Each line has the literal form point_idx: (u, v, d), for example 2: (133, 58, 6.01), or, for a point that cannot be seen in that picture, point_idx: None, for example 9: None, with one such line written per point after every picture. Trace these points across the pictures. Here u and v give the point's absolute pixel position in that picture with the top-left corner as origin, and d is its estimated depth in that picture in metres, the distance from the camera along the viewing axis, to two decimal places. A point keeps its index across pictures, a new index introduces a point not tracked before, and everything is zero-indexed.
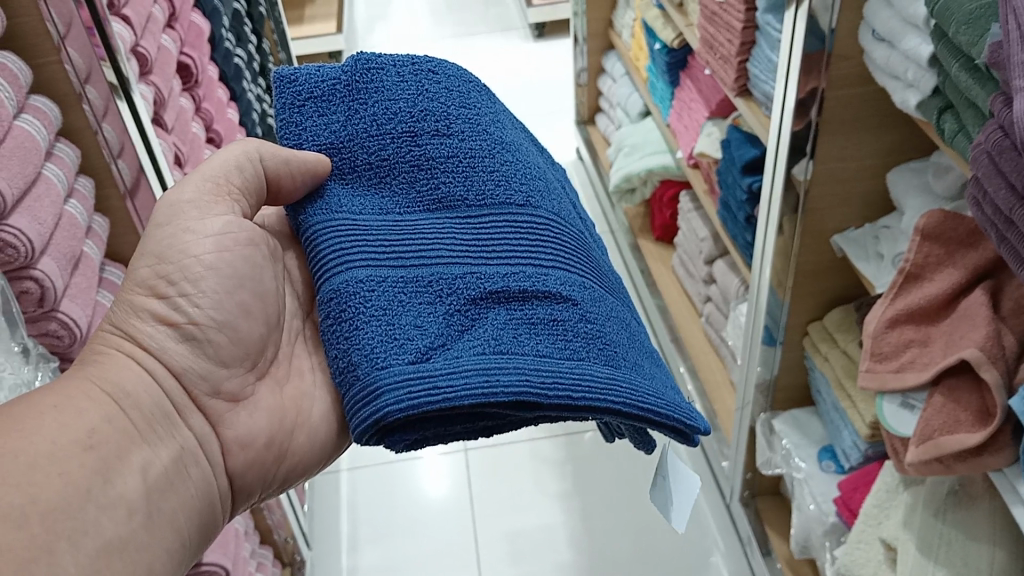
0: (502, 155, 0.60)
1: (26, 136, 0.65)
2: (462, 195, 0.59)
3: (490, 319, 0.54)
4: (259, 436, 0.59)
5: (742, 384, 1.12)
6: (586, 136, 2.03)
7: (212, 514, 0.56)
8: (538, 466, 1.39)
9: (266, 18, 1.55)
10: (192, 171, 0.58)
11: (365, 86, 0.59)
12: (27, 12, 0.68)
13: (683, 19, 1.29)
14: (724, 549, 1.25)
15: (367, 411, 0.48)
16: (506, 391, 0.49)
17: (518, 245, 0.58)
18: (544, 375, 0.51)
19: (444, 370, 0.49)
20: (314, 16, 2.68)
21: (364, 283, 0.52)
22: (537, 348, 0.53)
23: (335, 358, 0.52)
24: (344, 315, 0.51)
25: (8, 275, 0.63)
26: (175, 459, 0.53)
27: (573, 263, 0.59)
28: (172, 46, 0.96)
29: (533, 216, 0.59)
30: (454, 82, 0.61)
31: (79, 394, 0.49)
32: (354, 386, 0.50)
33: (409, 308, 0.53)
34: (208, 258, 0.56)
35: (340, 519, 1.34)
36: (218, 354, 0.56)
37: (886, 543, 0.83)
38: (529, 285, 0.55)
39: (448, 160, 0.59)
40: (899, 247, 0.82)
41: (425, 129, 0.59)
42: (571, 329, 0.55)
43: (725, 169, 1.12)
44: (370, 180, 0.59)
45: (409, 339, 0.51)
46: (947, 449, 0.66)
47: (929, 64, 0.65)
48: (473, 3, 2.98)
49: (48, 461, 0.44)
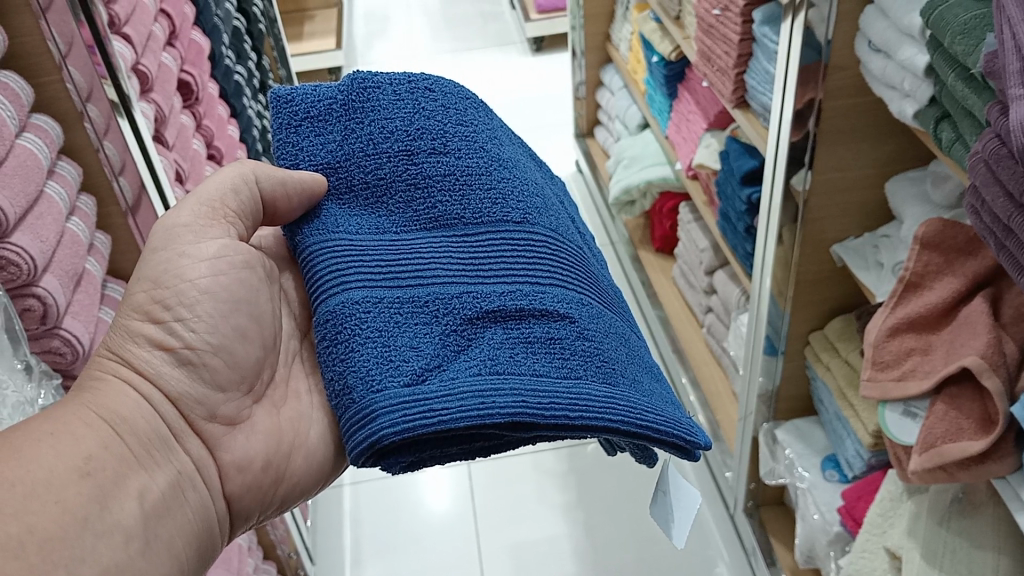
0: (499, 171, 0.60)
1: (28, 153, 0.66)
2: (458, 213, 0.59)
3: (486, 338, 0.54)
4: (256, 459, 0.59)
5: (744, 395, 1.12)
6: (585, 149, 2.04)
7: (211, 538, 0.56)
8: (541, 478, 1.39)
9: (264, 34, 1.56)
10: (190, 194, 0.59)
11: (361, 105, 0.59)
12: (28, 31, 0.68)
13: (680, 31, 1.30)
14: (728, 560, 1.24)
15: (362, 434, 0.48)
16: (501, 414, 0.49)
17: (515, 263, 0.58)
18: (540, 397, 0.51)
19: (439, 392, 0.49)
20: (312, 33, 2.70)
21: (359, 305, 0.53)
22: (534, 367, 0.53)
23: (331, 380, 0.52)
24: (340, 337, 0.52)
25: (11, 292, 0.63)
26: (172, 484, 0.53)
27: (571, 280, 0.60)
28: (172, 64, 0.97)
29: (530, 233, 0.59)
30: (451, 99, 0.62)
31: (75, 420, 0.49)
32: (350, 409, 0.50)
33: (404, 329, 0.53)
34: (204, 283, 0.56)
35: (342, 535, 1.34)
36: (215, 378, 0.57)
37: (891, 551, 0.83)
38: (526, 304, 0.56)
39: (443, 179, 0.59)
40: (898, 255, 0.82)
41: (421, 147, 0.59)
42: (569, 348, 0.55)
43: (724, 180, 1.13)
44: (366, 200, 0.59)
45: (404, 360, 0.51)
46: (949, 457, 0.66)
47: (925, 74, 0.65)
48: (470, 18, 3.01)
49: (44, 489, 0.44)
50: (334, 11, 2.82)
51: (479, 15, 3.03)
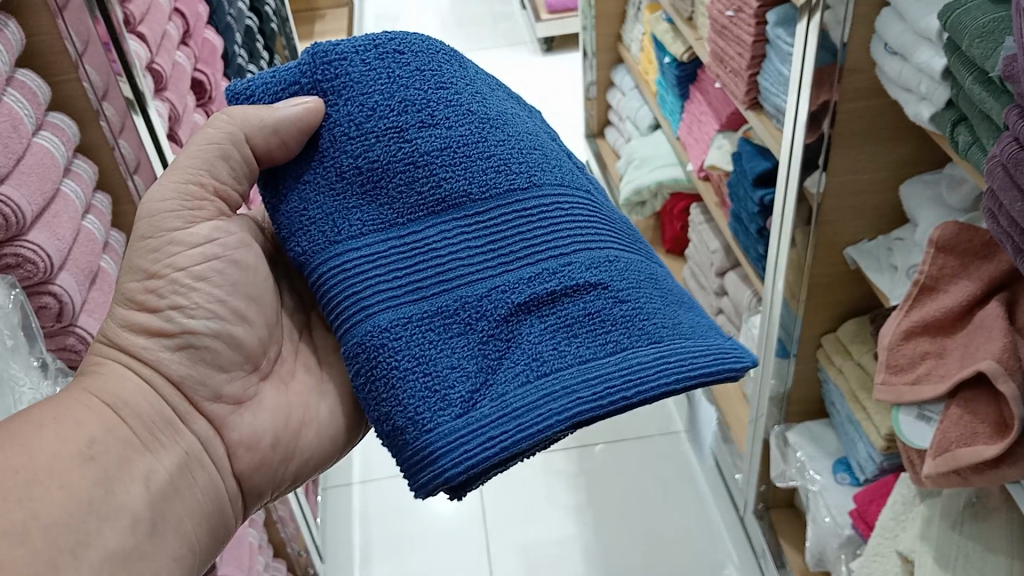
0: (494, 131, 0.55)
1: (45, 152, 0.66)
2: (465, 190, 0.53)
3: (523, 335, 0.52)
4: (265, 437, 0.59)
5: (755, 397, 1.11)
6: (597, 150, 2.04)
7: (222, 519, 0.56)
8: (550, 479, 1.39)
9: (277, 34, 1.57)
10: (184, 149, 0.56)
11: (331, 82, 0.53)
12: (45, 30, 0.69)
13: (693, 32, 1.30)
14: (738, 561, 1.24)
15: (426, 477, 0.48)
16: (559, 418, 0.49)
17: (534, 240, 0.53)
18: (592, 386, 0.49)
19: (493, 417, 0.49)
20: (323, 32, 2.71)
21: (390, 328, 0.50)
22: (579, 355, 0.51)
23: (380, 417, 0.51)
24: (375, 372, 0.50)
25: (27, 290, 0.63)
26: (179, 466, 0.53)
27: (593, 231, 0.55)
28: (185, 63, 0.98)
29: (541, 199, 0.54)
30: (423, 56, 0.55)
31: (77, 406, 0.50)
32: (408, 450, 0.49)
33: (438, 347, 0.51)
34: (196, 270, 0.55)
35: (351, 535, 1.34)
36: (216, 359, 0.56)
37: (903, 555, 0.83)
38: (555, 284, 0.52)
39: (442, 152, 0.53)
40: (913, 258, 0.81)
41: (409, 121, 0.53)
42: (608, 320, 0.52)
43: (737, 181, 1.13)
44: (365, 189, 0.53)
45: (447, 387, 0.50)
46: (964, 461, 0.66)
47: (942, 77, 0.65)
48: (481, 18, 3.01)
49: (48, 475, 0.44)
50: (345, 11, 2.85)
51: (490, 15, 3.03)
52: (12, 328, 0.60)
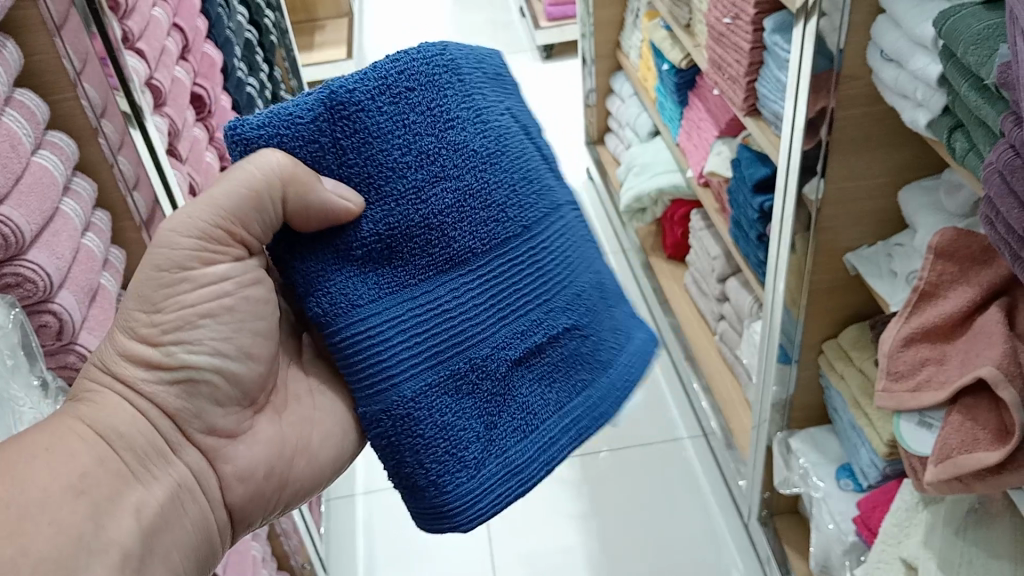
0: (494, 172, 0.55)
1: (43, 170, 0.66)
2: (470, 246, 0.55)
3: (517, 386, 0.57)
4: (258, 469, 0.59)
5: (757, 403, 1.12)
6: (596, 157, 2.04)
7: (211, 548, 0.57)
8: (554, 488, 1.38)
9: (276, 46, 1.58)
10: (207, 190, 0.54)
11: (351, 139, 0.52)
12: (43, 49, 0.69)
13: (690, 39, 1.30)
14: (744, 568, 1.23)
15: (445, 528, 0.56)
16: (547, 465, 0.57)
17: (528, 291, 0.57)
18: (570, 431, 0.58)
19: (499, 474, 0.55)
20: (324, 43, 2.74)
21: (415, 397, 0.54)
22: (560, 402, 0.58)
23: (399, 472, 0.56)
24: (401, 439, 0.54)
25: (27, 309, 0.64)
26: (169, 496, 0.53)
27: (569, 270, 0.59)
28: (184, 77, 0.98)
29: (533, 247, 0.57)
30: (429, 94, 0.53)
31: (68, 435, 0.50)
32: (427, 503, 0.55)
33: (453, 412, 0.55)
34: (206, 307, 0.55)
35: (354, 546, 1.34)
36: (214, 395, 0.56)
37: (907, 563, 0.82)
38: (542, 336, 0.57)
39: (452, 209, 0.54)
40: (913, 264, 0.82)
41: (421, 178, 0.53)
42: (577, 362, 0.59)
43: (736, 187, 1.13)
44: (381, 251, 0.53)
45: (462, 449, 0.55)
46: (965, 468, 0.65)
47: (939, 83, 0.65)
48: (480, 26, 3.03)
49: (38, 510, 0.44)
50: (345, 21, 2.86)
51: (489, 24, 3.04)
52: (11, 348, 0.59)
